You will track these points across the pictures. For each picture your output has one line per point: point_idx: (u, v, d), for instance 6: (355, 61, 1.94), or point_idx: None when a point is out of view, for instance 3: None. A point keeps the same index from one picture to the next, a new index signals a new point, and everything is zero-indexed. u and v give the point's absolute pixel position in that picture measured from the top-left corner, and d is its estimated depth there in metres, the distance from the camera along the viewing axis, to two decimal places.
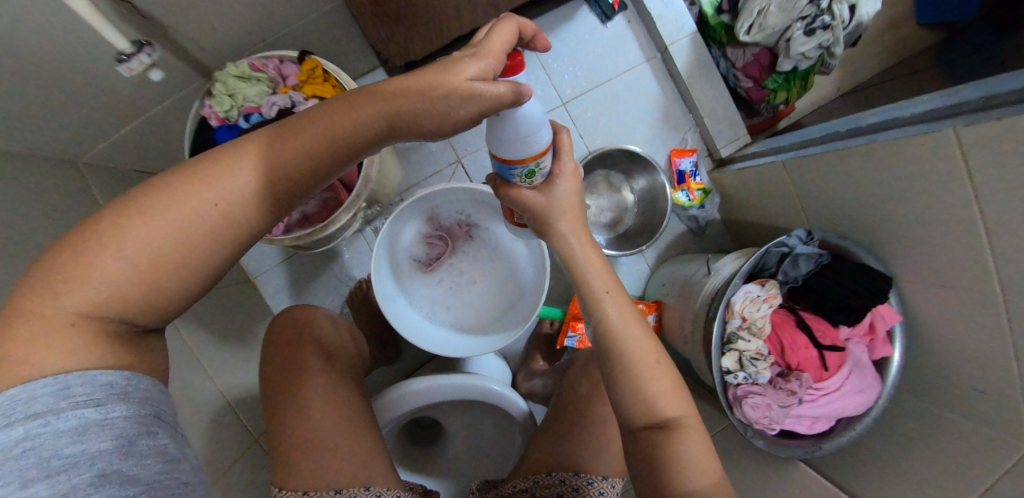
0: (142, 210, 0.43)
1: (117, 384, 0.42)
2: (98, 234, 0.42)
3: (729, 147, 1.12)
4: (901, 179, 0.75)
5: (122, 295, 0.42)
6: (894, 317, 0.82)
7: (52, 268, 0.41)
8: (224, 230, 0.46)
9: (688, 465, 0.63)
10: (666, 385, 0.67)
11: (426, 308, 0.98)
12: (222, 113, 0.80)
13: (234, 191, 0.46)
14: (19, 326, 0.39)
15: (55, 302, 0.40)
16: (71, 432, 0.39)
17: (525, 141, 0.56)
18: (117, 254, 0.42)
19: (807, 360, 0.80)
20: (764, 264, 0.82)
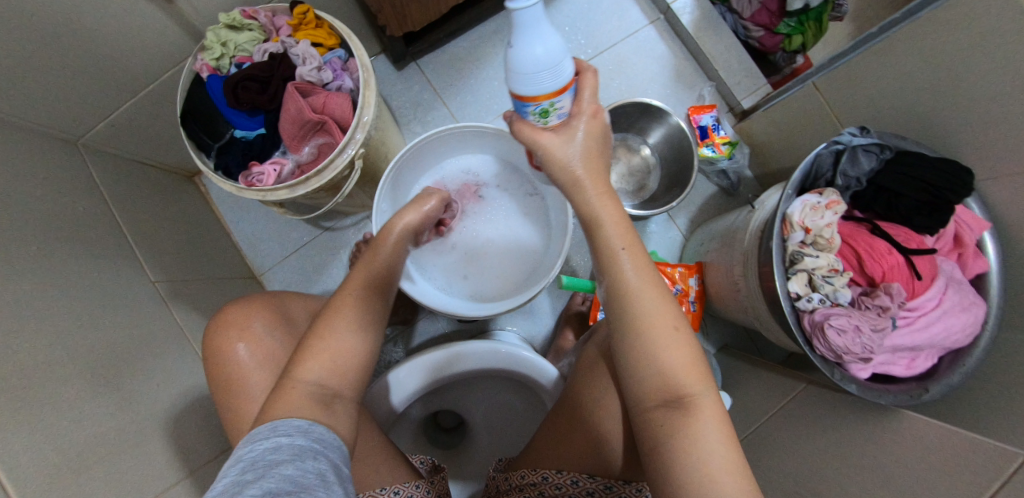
0: (332, 323, 0.57)
1: (308, 428, 0.49)
2: (314, 341, 0.56)
3: (751, 97, 1.05)
4: (953, 56, 0.67)
5: (335, 376, 0.55)
6: (981, 223, 0.69)
7: (295, 365, 0.54)
8: (379, 302, 0.62)
9: (700, 450, 0.51)
10: (689, 364, 0.55)
11: (441, 280, 0.90)
12: (213, 64, 0.77)
13: (383, 283, 0.63)
14: (282, 396, 0.51)
15: (299, 375, 0.53)
16: (268, 449, 0.46)
17: (538, 77, 0.49)
18: (316, 364, 0.54)
19: (893, 269, 0.68)
20: (819, 171, 0.73)
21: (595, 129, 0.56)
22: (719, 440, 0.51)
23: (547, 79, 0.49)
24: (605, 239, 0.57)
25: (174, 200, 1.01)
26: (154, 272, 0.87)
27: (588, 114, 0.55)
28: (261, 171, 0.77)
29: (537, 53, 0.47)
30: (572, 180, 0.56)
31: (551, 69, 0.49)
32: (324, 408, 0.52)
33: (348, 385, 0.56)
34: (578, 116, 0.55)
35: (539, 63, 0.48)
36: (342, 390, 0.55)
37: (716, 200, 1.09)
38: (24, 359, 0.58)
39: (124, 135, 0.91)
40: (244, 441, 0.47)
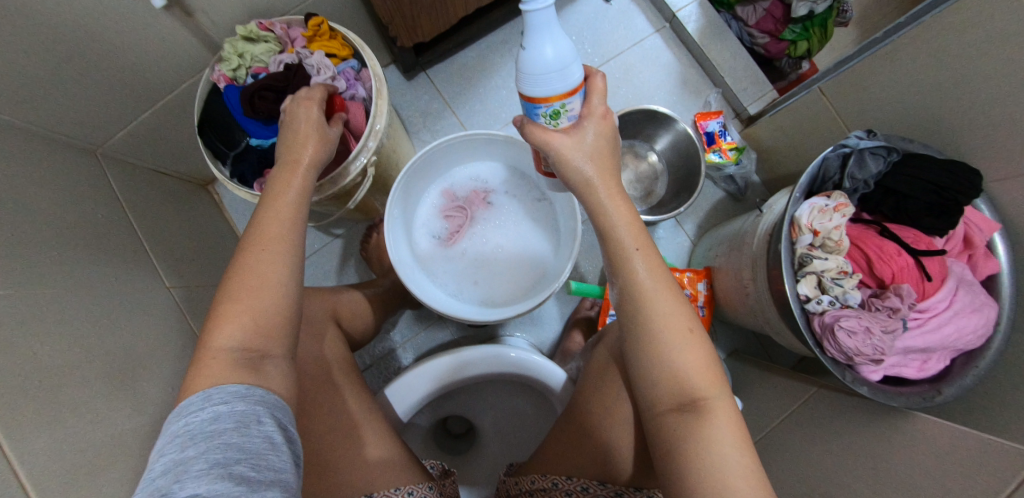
0: (241, 284, 0.52)
1: (246, 392, 0.48)
2: (226, 305, 0.51)
3: (756, 103, 1.06)
4: (958, 60, 0.68)
5: (265, 314, 0.52)
6: (990, 224, 0.70)
7: (208, 334, 0.50)
8: (293, 242, 0.56)
9: (715, 454, 0.51)
10: (702, 364, 0.55)
11: (451, 286, 0.91)
12: (230, 74, 0.79)
13: (290, 225, 0.56)
14: (203, 367, 0.48)
15: (218, 341, 0.49)
16: (207, 421, 0.44)
17: (548, 78, 0.50)
18: (240, 310, 0.51)
19: (903, 270, 0.68)
20: (827, 174, 0.74)
21: (605, 131, 0.57)
22: (734, 443, 0.51)
23: (556, 81, 0.51)
24: (617, 240, 0.58)
25: (189, 208, 1.03)
26: (170, 279, 0.88)
27: (597, 117, 0.56)
28: None
29: (547, 55, 0.49)
30: (585, 181, 0.57)
31: (561, 70, 0.50)
32: (254, 369, 0.50)
33: (281, 343, 0.53)
34: (589, 117, 0.56)
35: (550, 64, 0.49)
36: (274, 348, 0.52)
37: (723, 205, 1.09)
38: (45, 361, 0.59)
39: (141, 145, 0.93)
40: (174, 417, 0.45)
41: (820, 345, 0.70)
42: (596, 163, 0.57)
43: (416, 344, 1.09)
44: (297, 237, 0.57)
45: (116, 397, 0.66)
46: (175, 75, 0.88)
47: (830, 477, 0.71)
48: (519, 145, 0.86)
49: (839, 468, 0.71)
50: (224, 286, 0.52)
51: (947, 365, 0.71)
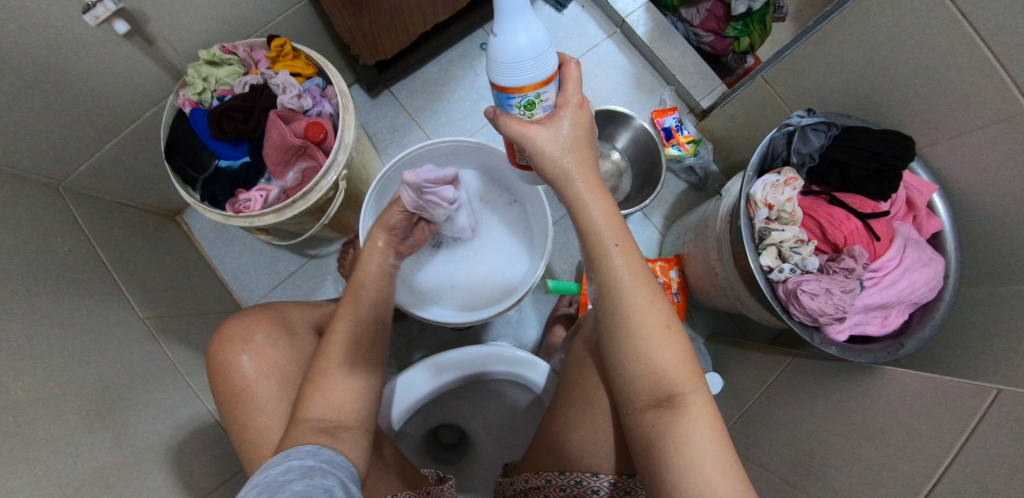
0: (323, 367, 0.65)
1: (317, 451, 0.56)
2: (312, 383, 0.63)
3: (708, 97, 1.12)
4: (882, 39, 0.75)
5: (339, 405, 0.62)
6: (928, 186, 0.75)
7: (301, 406, 0.62)
8: (376, 334, 0.70)
9: (691, 449, 0.52)
10: (682, 362, 0.56)
11: (432, 292, 0.92)
12: (195, 98, 0.80)
13: (366, 324, 0.69)
14: (292, 434, 0.59)
15: (304, 414, 0.61)
16: (284, 470, 0.52)
17: (523, 65, 0.52)
18: (324, 404, 0.62)
19: (854, 233, 0.73)
20: (775, 152, 0.78)
21: (581, 120, 0.57)
22: (712, 440, 0.53)
23: (529, 69, 0.52)
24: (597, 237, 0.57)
25: (158, 239, 1.02)
26: (143, 309, 0.87)
27: (573, 105, 0.56)
28: (247, 196, 0.79)
29: (519, 42, 0.51)
30: (563, 174, 0.56)
31: (535, 58, 0.52)
32: (330, 438, 0.59)
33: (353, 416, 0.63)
34: (564, 106, 0.56)
35: (524, 50, 0.51)
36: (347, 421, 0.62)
37: (687, 196, 1.14)
38: (18, 394, 0.57)
39: (107, 177, 0.92)
40: (271, 463, 0.53)
41: (787, 311, 0.73)
42: (574, 157, 0.56)
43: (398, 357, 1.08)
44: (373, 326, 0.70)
45: (96, 427, 0.64)
46: (137, 103, 0.88)
47: (812, 437, 0.73)
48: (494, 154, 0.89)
49: (819, 427, 0.74)
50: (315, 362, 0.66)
51: (907, 319, 0.76)
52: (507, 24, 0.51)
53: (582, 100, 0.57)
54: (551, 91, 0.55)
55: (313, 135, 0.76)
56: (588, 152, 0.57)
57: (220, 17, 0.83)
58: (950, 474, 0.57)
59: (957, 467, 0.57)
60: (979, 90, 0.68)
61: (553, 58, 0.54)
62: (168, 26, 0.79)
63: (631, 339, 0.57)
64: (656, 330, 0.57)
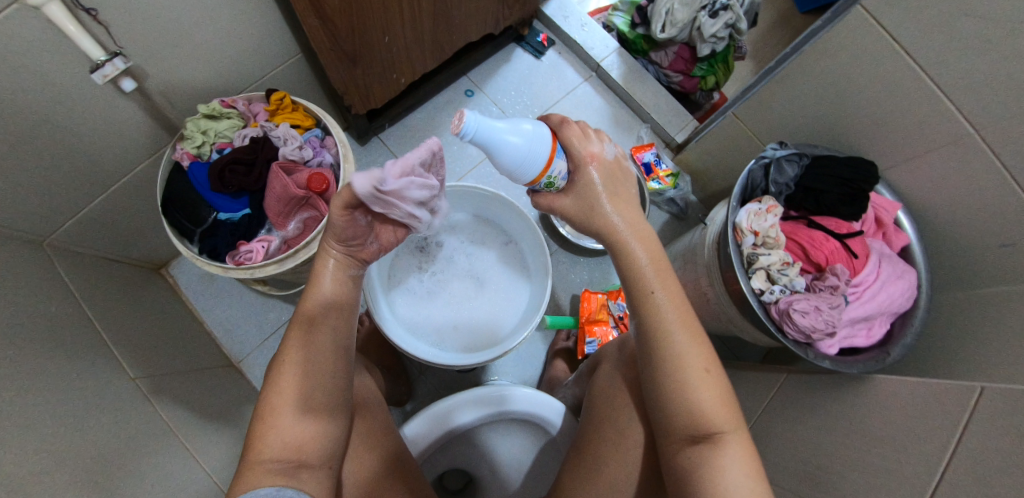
0: (278, 396, 0.52)
1: (276, 493, 0.47)
2: (265, 418, 0.51)
3: (682, 132, 1.20)
4: (839, 76, 0.83)
5: (299, 433, 0.52)
6: (892, 205, 0.83)
7: (254, 442, 0.50)
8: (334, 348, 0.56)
9: (725, 489, 0.53)
10: (724, 400, 0.57)
11: (434, 335, 0.91)
12: (193, 151, 0.80)
13: (324, 345, 0.55)
14: (246, 477, 0.48)
15: (260, 454, 0.49)
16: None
17: (533, 151, 0.55)
18: (282, 433, 0.51)
19: (834, 252, 0.79)
20: (754, 183, 0.84)
21: (600, 175, 0.59)
22: (749, 483, 0.53)
23: (537, 149, 0.56)
24: (635, 279, 0.59)
25: (144, 295, 0.99)
26: (134, 369, 0.83)
27: (584, 164, 0.59)
28: (249, 247, 0.79)
29: (515, 143, 0.55)
30: (601, 225, 0.60)
31: (535, 139, 0.55)
32: (292, 479, 0.49)
33: (317, 450, 0.53)
34: (580, 168, 0.59)
35: (521, 147, 0.55)
36: (310, 456, 0.52)
37: (670, 225, 1.19)
38: (15, 466, 0.54)
39: (92, 233, 0.90)
40: None
41: (781, 330, 0.78)
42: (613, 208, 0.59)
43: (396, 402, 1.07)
44: (335, 341, 0.57)
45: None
46: (128, 159, 0.87)
47: (817, 449, 0.76)
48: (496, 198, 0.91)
49: (824, 439, 0.76)
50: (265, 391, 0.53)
51: (890, 330, 0.81)
52: (489, 138, 0.54)
53: (596, 156, 0.59)
54: (559, 164, 0.58)
55: (316, 185, 0.78)
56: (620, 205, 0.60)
57: (216, 71, 0.85)
58: (951, 473, 0.60)
59: (955, 465, 0.60)
60: (930, 117, 0.76)
61: (547, 134, 0.57)
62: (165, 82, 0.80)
63: (671, 376, 0.57)
64: (694, 366, 0.57)
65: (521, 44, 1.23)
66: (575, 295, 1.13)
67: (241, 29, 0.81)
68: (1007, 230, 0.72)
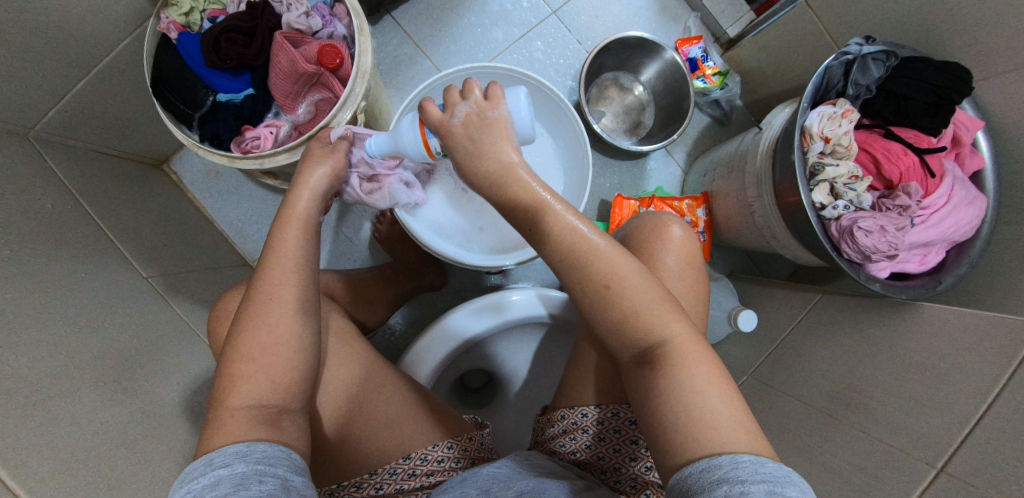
0: (253, 339, 0.48)
1: (248, 450, 0.43)
2: (239, 359, 0.48)
3: (737, 24, 1.05)
4: None
5: (276, 372, 0.48)
6: (975, 122, 0.73)
7: (225, 390, 0.47)
8: (305, 290, 0.52)
9: (682, 396, 0.47)
10: (655, 302, 0.52)
11: (461, 237, 0.86)
12: (181, 20, 0.69)
13: (298, 285, 0.52)
14: (220, 427, 0.45)
15: (235, 399, 0.46)
16: (205, 487, 0.39)
17: (410, 144, 0.63)
18: (262, 373, 0.48)
19: (909, 170, 0.71)
20: (831, 83, 0.73)
21: (458, 127, 0.57)
22: (705, 377, 0.48)
23: (413, 139, 0.62)
24: (523, 207, 0.54)
25: (144, 189, 0.92)
26: (146, 268, 0.79)
27: (438, 127, 0.58)
28: (255, 134, 0.70)
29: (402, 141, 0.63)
30: (471, 158, 0.56)
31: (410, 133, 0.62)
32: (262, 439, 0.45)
33: (300, 396, 0.50)
34: (438, 132, 0.59)
35: (410, 145, 0.63)
36: (291, 402, 0.49)
37: (711, 131, 1.10)
38: (33, 371, 0.51)
39: (82, 122, 0.80)
40: (200, 466, 0.41)
41: (836, 249, 0.73)
42: (469, 145, 0.57)
43: (408, 304, 1.06)
44: (309, 287, 0.53)
45: (117, 399, 0.59)
46: (106, 30, 0.75)
47: (849, 370, 0.75)
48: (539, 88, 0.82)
49: (856, 361, 0.75)
50: (241, 330, 0.49)
51: (943, 258, 0.76)
52: (375, 148, 0.65)
53: (445, 119, 0.57)
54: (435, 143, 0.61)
55: (328, 60, 0.66)
56: (485, 142, 0.56)
57: None
58: (998, 404, 0.58)
59: (1004, 397, 0.58)
60: None
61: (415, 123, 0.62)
62: None
63: (591, 305, 0.53)
64: (611, 287, 0.52)
65: None
66: (605, 202, 1.06)
67: None
68: None
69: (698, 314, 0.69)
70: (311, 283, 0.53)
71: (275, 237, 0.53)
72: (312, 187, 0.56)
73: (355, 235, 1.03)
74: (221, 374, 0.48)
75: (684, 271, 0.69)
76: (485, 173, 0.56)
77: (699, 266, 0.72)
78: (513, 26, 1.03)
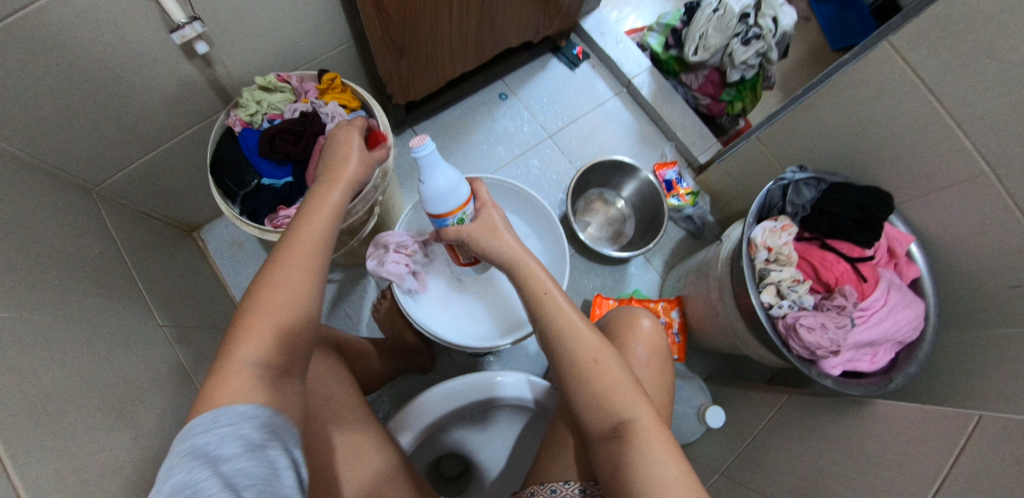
0: (243, 346, 0.50)
1: (254, 412, 0.48)
2: (227, 364, 0.49)
3: (705, 153, 1.24)
4: (862, 112, 0.87)
5: (261, 378, 0.50)
6: (906, 237, 0.84)
7: (206, 394, 0.48)
8: (305, 301, 0.55)
9: (652, 470, 0.57)
10: (627, 386, 0.63)
11: (452, 322, 0.95)
12: (246, 119, 0.86)
13: (294, 294, 0.54)
14: (193, 427, 0.46)
15: (212, 404, 0.47)
16: (214, 443, 0.44)
17: (445, 199, 0.65)
18: (244, 377, 0.49)
19: (844, 274, 0.80)
20: (772, 202, 0.86)
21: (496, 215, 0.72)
22: (666, 457, 0.58)
23: (451, 199, 0.66)
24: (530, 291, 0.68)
25: (176, 255, 1.04)
26: (163, 320, 0.87)
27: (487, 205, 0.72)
28: (287, 213, 0.82)
29: (441, 184, 0.64)
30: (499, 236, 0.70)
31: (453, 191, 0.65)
32: None
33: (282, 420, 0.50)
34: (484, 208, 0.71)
35: (446, 193, 0.65)
36: None
37: (685, 242, 1.22)
38: (54, 382, 0.58)
39: (137, 189, 0.95)
40: (200, 425, 0.45)
41: (787, 345, 0.79)
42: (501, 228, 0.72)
43: (392, 386, 1.10)
44: (308, 296, 0.55)
45: (117, 423, 0.64)
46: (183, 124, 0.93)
47: (811, 464, 0.77)
48: (528, 197, 0.97)
49: (820, 455, 0.77)
50: (233, 335, 0.51)
51: (896, 359, 0.82)
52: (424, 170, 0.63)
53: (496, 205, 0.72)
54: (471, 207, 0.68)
55: None
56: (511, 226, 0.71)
57: (284, 53, 0.91)
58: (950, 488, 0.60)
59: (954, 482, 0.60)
60: (946, 156, 0.78)
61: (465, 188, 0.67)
62: (227, 54, 0.84)
63: (572, 381, 0.65)
64: (591, 367, 0.64)
65: (558, 54, 1.30)
66: (587, 300, 1.15)
67: (301, 20, 0.87)
68: (1016, 273, 0.74)
69: (665, 399, 0.75)
70: (311, 299, 0.55)
71: (284, 251, 0.56)
72: (327, 209, 0.60)
73: (355, 314, 1.12)
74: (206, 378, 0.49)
75: (652, 359, 0.76)
76: (503, 254, 0.69)
77: (666, 356, 0.79)
78: (514, 145, 1.22)
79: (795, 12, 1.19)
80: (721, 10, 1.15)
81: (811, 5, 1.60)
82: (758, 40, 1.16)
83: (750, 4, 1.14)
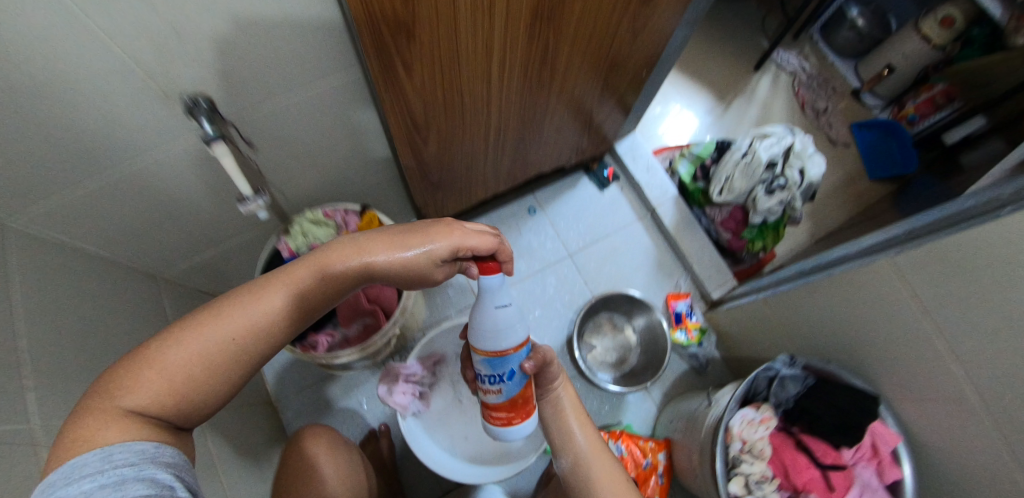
0: (183, 350, 0.54)
1: (153, 451, 0.51)
2: (156, 365, 0.53)
3: (720, 289, 1.27)
4: (861, 309, 0.89)
5: (182, 387, 0.54)
6: (894, 439, 0.82)
7: (122, 385, 0.52)
8: (261, 342, 0.58)
9: None
10: None
11: (449, 443, 1.03)
12: (293, 246, 0.98)
13: (258, 327, 0.58)
14: (100, 411, 0.50)
15: (122, 398, 0.51)
16: (110, 482, 0.47)
17: (502, 332, 0.65)
18: (164, 371, 0.53)
19: (813, 481, 0.83)
20: (756, 389, 0.91)
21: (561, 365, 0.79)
22: None
23: (507, 336, 0.65)
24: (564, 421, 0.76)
25: None
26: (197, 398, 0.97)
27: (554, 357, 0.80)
28: (317, 338, 0.97)
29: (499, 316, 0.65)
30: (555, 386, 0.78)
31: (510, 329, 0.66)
32: None
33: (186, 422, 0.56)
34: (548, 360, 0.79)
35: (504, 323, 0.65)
36: None
37: (686, 377, 1.25)
38: None
39: (195, 274, 1.09)
40: (96, 454, 0.48)
41: None
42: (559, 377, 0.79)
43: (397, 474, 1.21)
44: (270, 338, 0.59)
45: None
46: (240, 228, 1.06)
47: None
48: None
49: None
50: (188, 326, 0.56)
51: None
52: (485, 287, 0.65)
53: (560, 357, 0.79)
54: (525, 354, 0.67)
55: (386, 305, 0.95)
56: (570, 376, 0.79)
57: (336, 179, 1.04)
58: None
59: None
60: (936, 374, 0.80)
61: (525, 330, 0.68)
62: (286, 183, 0.97)
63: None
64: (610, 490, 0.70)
65: (589, 174, 1.38)
66: None
67: (355, 158, 1.00)
68: None
69: None
70: (268, 340, 0.59)
71: (279, 285, 0.61)
72: (363, 261, 0.64)
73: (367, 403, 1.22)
74: (132, 363, 0.53)
75: None
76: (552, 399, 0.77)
77: None
78: (535, 260, 1.30)
79: (823, 164, 1.24)
80: (749, 158, 1.21)
81: (852, 129, 1.65)
82: (782, 189, 1.21)
83: (778, 154, 1.20)
